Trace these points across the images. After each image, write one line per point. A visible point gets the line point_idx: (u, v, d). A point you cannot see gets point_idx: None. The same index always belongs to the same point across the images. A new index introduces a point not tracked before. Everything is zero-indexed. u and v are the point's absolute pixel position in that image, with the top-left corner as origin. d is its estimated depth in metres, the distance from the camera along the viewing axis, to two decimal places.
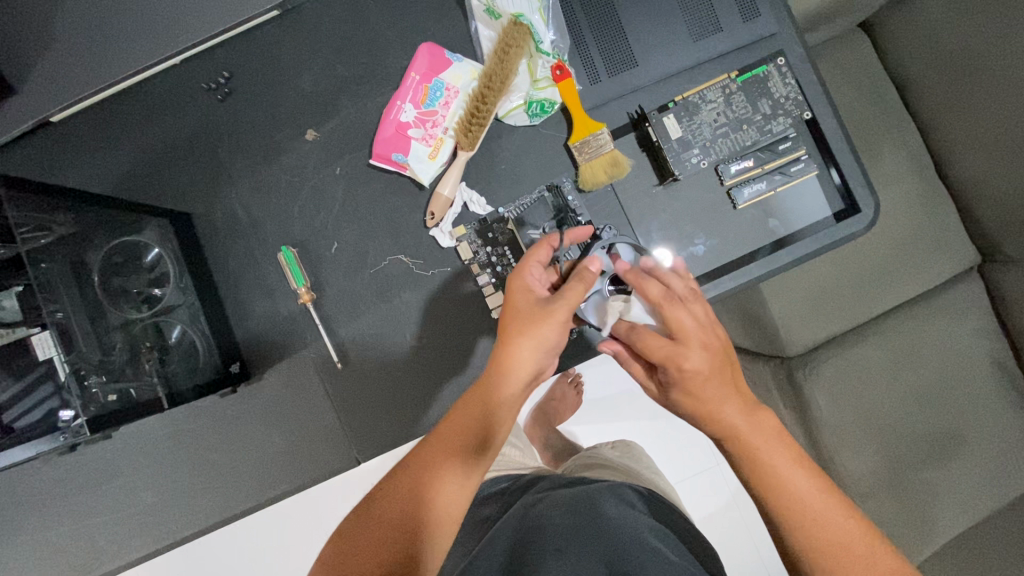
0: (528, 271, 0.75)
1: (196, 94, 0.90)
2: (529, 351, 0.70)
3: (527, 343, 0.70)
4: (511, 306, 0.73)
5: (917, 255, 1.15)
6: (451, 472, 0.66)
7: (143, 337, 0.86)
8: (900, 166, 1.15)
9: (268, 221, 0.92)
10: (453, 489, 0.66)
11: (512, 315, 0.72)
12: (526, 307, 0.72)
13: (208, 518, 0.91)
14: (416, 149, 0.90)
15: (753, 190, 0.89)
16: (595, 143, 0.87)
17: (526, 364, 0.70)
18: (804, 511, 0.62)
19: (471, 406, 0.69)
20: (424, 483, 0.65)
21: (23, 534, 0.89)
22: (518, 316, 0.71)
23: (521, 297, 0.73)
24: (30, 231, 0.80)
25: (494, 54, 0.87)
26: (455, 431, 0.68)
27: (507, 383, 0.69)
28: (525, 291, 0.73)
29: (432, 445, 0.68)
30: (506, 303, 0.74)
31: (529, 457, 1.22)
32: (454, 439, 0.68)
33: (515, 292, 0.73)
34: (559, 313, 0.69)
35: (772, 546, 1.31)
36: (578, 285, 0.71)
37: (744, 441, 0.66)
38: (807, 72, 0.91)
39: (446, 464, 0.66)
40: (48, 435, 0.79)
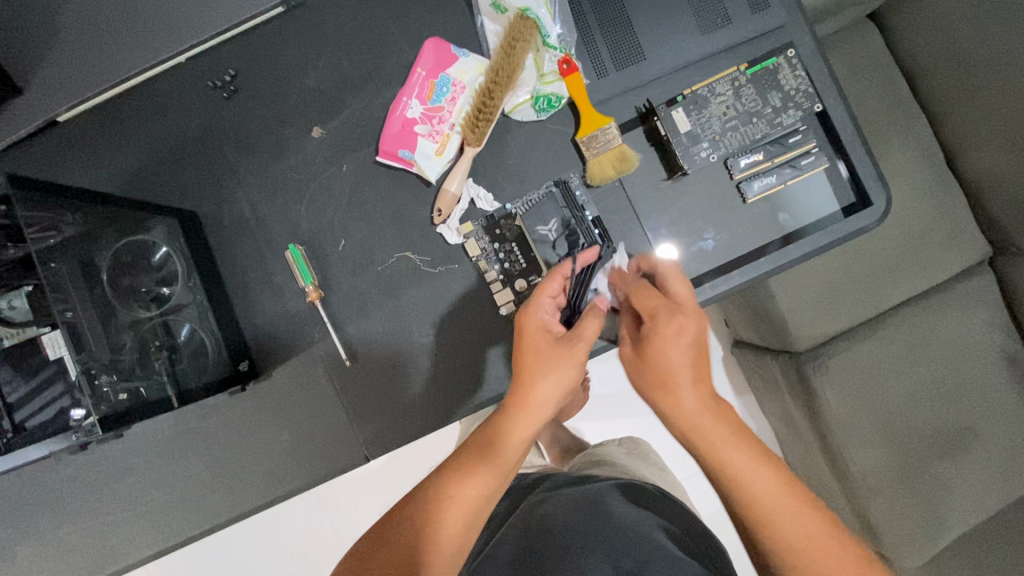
0: (544, 307, 0.77)
1: (201, 91, 0.90)
2: (548, 388, 0.72)
3: (547, 378, 0.72)
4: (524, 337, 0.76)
5: (928, 248, 1.14)
6: (478, 492, 0.67)
7: (152, 336, 0.86)
8: (911, 158, 1.14)
9: (275, 219, 0.91)
10: (464, 517, 0.66)
11: (530, 344, 0.75)
12: (545, 344, 0.74)
13: (218, 515, 0.91)
14: (422, 146, 0.89)
15: (763, 184, 0.88)
16: (602, 137, 0.86)
17: (546, 396, 0.72)
18: (760, 499, 0.64)
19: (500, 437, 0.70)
20: (443, 505, 0.66)
21: (38, 532, 0.90)
22: (537, 352, 0.74)
23: (538, 330, 0.75)
24: (40, 231, 0.76)
25: (501, 48, 0.87)
26: (471, 458, 0.69)
27: (530, 419, 0.71)
28: (543, 326, 0.76)
29: (453, 464, 0.70)
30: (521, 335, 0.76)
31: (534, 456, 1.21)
32: (465, 467, 0.68)
33: (533, 328, 0.75)
34: (578, 352, 0.72)
35: None
36: (593, 318, 0.75)
37: (704, 433, 0.67)
38: (818, 63, 0.89)
39: (469, 483, 0.67)
40: (61, 435, 0.78)
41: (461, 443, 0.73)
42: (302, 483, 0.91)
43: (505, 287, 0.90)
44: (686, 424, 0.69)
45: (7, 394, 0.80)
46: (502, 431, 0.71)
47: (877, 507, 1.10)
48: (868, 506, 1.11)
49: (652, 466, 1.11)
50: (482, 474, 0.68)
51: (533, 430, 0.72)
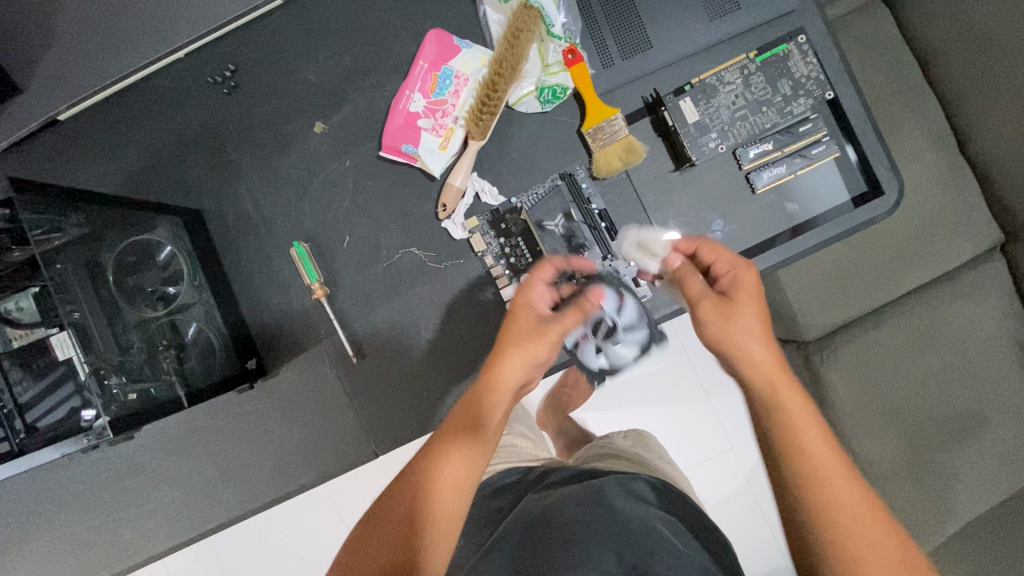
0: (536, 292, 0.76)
1: (202, 87, 0.89)
2: (516, 363, 0.70)
3: (516, 351, 0.71)
4: (512, 315, 0.75)
5: (938, 236, 1.12)
6: (455, 469, 0.66)
7: (160, 335, 0.85)
8: (922, 144, 1.12)
9: (279, 216, 0.91)
10: (450, 497, 0.65)
11: (512, 322, 0.74)
12: (525, 324, 0.73)
13: (230, 511, 0.93)
14: (426, 140, 0.88)
15: (772, 174, 0.87)
16: (609, 129, 0.85)
17: (514, 372, 0.71)
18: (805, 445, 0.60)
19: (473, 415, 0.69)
20: (432, 483, 0.65)
21: (53, 529, 0.91)
22: (514, 331, 0.73)
23: (520, 311, 0.75)
24: (44, 233, 0.75)
25: (503, 40, 0.84)
26: (452, 431, 0.69)
27: (502, 394, 0.71)
28: (530, 305, 0.75)
29: (432, 445, 0.68)
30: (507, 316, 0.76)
31: (540, 449, 1.14)
32: (450, 441, 0.68)
33: (518, 308, 0.75)
34: (554, 333, 0.72)
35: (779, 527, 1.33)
36: (575, 312, 0.75)
37: (799, 427, 0.61)
38: (829, 49, 0.87)
39: (450, 460, 0.66)
40: (73, 438, 0.80)
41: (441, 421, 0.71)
42: (313, 477, 0.92)
43: (512, 282, 0.89)
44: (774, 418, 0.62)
45: (18, 395, 0.81)
46: (475, 408, 0.70)
47: (885, 495, 1.10)
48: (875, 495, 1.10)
49: (657, 459, 1.09)
50: (459, 449, 0.67)
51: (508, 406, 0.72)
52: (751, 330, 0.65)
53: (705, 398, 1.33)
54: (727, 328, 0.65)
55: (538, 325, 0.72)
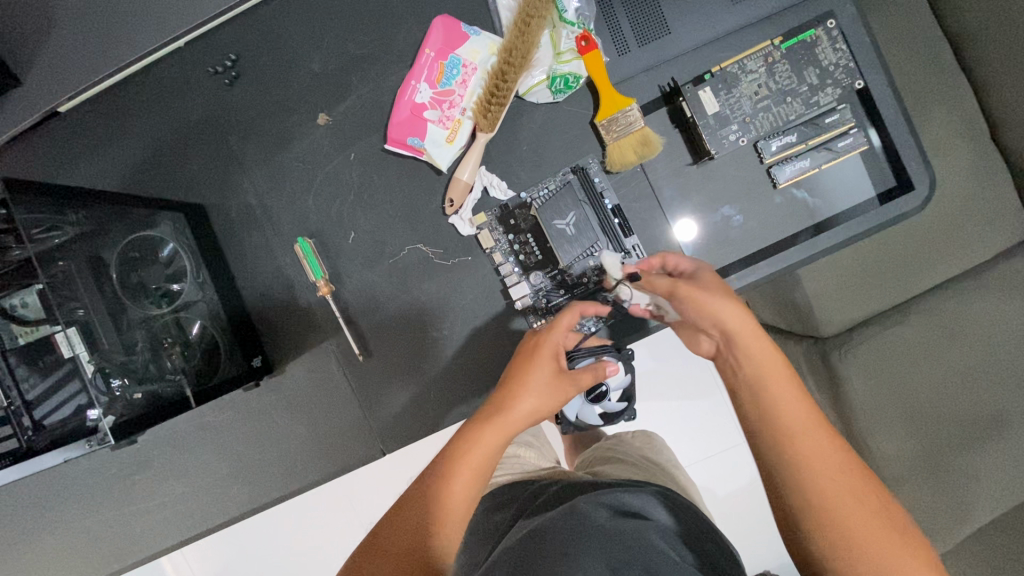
0: (560, 339, 0.76)
1: (202, 78, 0.87)
2: (531, 408, 0.71)
3: (529, 398, 0.71)
4: (533, 355, 0.74)
5: (967, 230, 1.07)
6: (463, 496, 0.64)
7: (164, 333, 0.83)
8: (953, 133, 1.06)
9: (283, 211, 0.89)
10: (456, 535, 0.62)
11: (532, 364, 0.74)
12: (547, 373, 0.73)
13: (238, 507, 0.93)
14: (432, 132, 0.85)
15: (795, 168, 0.82)
16: (623, 120, 0.81)
17: (526, 418, 0.71)
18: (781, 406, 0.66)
19: (475, 447, 0.67)
20: (445, 505, 0.63)
21: (65, 521, 0.92)
22: (537, 375, 0.72)
23: (546, 353, 0.74)
24: (43, 232, 0.77)
25: (513, 26, 0.80)
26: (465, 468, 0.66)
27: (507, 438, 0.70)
28: (554, 352, 0.74)
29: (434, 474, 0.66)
30: (526, 356, 0.75)
31: (546, 455, 1.09)
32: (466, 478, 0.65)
33: (546, 351, 0.74)
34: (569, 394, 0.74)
35: None
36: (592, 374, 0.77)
37: (774, 386, 0.67)
38: (860, 34, 0.82)
39: (456, 485, 0.65)
40: (77, 442, 0.79)
41: (444, 450, 0.68)
42: (320, 475, 0.92)
43: (521, 281, 0.86)
44: (752, 380, 0.69)
45: (24, 391, 0.77)
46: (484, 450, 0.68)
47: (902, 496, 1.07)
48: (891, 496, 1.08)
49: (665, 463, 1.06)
50: (471, 477, 0.65)
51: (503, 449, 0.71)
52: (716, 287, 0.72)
53: (716, 392, 1.30)
54: (710, 301, 0.70)
55: (561, 376, 0.73)
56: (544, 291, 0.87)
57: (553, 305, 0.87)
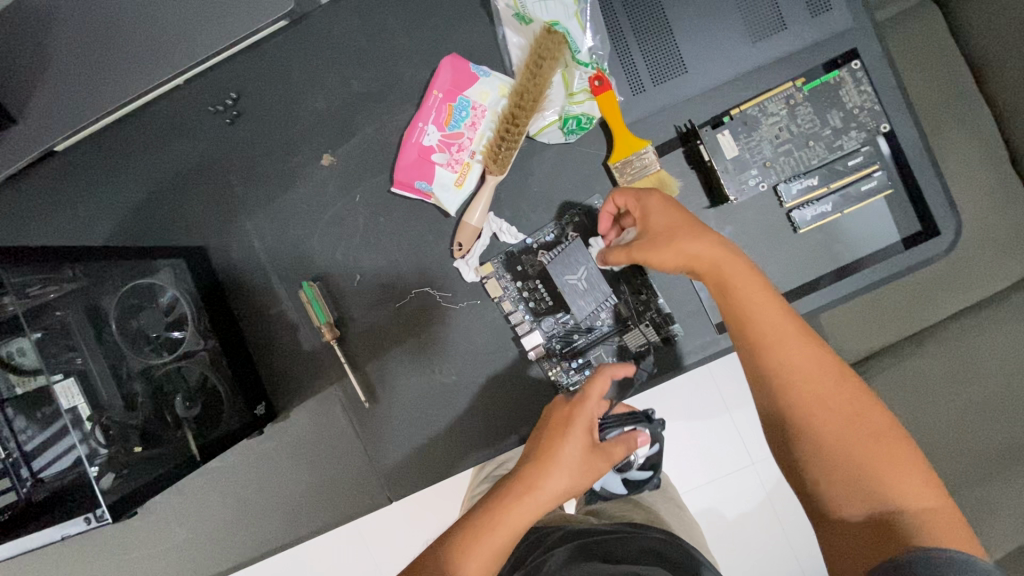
0: (592, 410, 0.66)
1: (203, 117, 0.85)
2: (565, 493, 0.61)
3: (562, 477, 0.61)
4: (564, 428, 0.65)
5: (993, 262, 1.04)
6: None
7: (165, 384, 0.77)
8: (976, 163, 1.03)
9: (287, 254, 0.86)
10: None
11: (562, 439, 0.64)
12: (582, 448, 0.64)
13: (242, 553, 0.91)
14: (440, 176, 0.82)
15: (817, 212, 0.79)
16: (638, 163, 0.79)
17: (557, 501, 0.61)
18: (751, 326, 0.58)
19: (499, 527, 0.57)
20: None
21: (69, 565, 0.91)
22: (570, 448, 0.63)
23: (580, 424, 0.65)
24: (40, 286, 0.67)
25: (525, 68, 0.77)
26: (485, 541, 0.56)
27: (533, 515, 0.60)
28: (588, 424, 0.65)
29: (448, 553, 0.56)
30: (558, 432, 0.65)
31: None
32: (488, 554, 0.55)
33: (579, 421, 0.65)
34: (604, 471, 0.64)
35: (804, 547, 1.24)
36: (622, 445, 0.68)
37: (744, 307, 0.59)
38: (885, 72, 0.78)
39: (470, 566, 0.55)
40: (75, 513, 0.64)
41: (462, 520, 0.59)
42: (324, 522, 0.89)
43: (533, 329, 0.84)
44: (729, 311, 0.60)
45: (22, 443, 0.63)
46: (503, 519, 0.58)
47: None
48: None
49: (668, 501, 0.98)
50: (493, 555, 0.56)
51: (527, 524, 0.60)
52: (671, 225, 0.64)
53: (725, 412, 1.24)
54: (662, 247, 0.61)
55: (595, 451, 0.64)
56: (556, 337, 0.84)
57: (566, 353, 0.84)
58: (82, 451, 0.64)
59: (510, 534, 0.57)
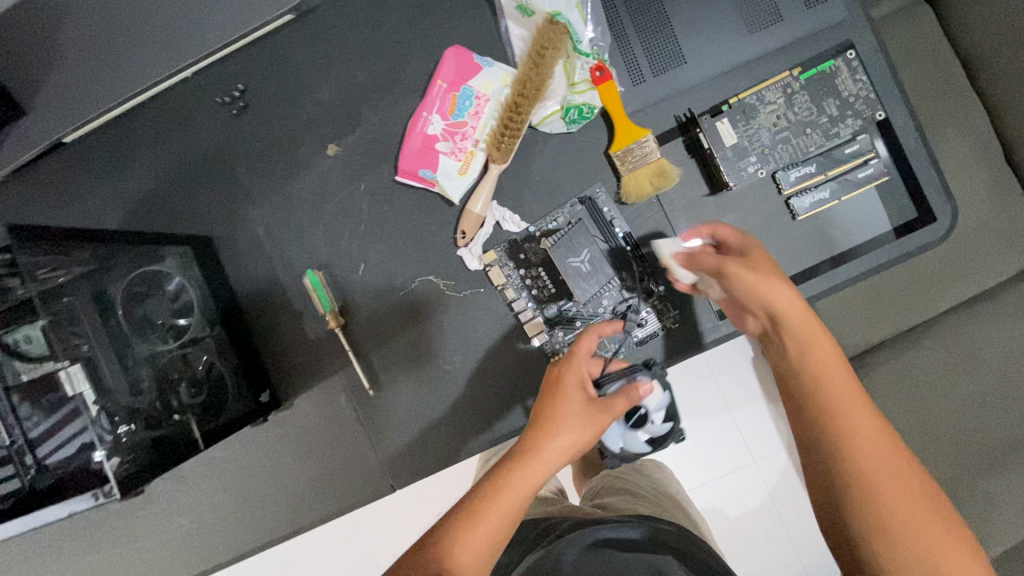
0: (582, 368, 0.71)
1: (210, 108, 0.85)
2: (567, 449, 0.64)
3: (563, 432, 0.65)
4: (558, 389, 0.69)
5: (989, 253, 1.05)
6: (488, 549, 0.55)
7: (171, 371, 0.79)
8: (970, 155, 1.05)
9: (292, 243, 0.87)
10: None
11: (557, 398, 0.68)
12: (578, 403, 0.67)
13: (246, 543, 0.91)
14: (444, 164, 0.84)
15: (814, 199, 0.81)
16: (639, 151, 0.80)
17: (561, 456, 0.64)
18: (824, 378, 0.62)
19: (509, 487, 0.59)
20: (460, 550, 0.54)
21: (71, 557, 0.91)
22: (566, 406, 0.67)
23: (573, 385, 0.69)
24: (48, 271, 0.70)
25: (528, 58, 0.79)
26: (492, 503, 0.58)
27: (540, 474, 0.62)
28: (579, 381, 0.69)
29: (456, 512, 0.58)
30: (555, 394, 0.68)
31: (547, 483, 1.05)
32: (497, 517, 0.57)
33: (570, 379, 0.69)
34: (604, 422, 0.67)
35: (808, 547, 1.23)
36: (625, 395, 0.69)
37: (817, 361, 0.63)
38: (879, 63, 0.80)
39: (481, 529, 0.56)
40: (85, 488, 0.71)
41: (473, 489, 0.60)
42: (328, 512, 0.90)
43: (536, 316, 0.85)
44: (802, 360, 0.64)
45: (28, 430, 0.67)
46: (507, 479, 0.60)
47: None
48: None
49: (672, 497, 0.99)
50: (505, 515, 0.57)
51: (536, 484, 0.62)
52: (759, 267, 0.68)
53: (728, 413, 1.24)
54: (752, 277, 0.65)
55: (589, 404, 0.67)
56: (558, 325, 0.85)
57: (567, 340, 0.85)
58: (92, 436, 0.69)
59: (516, 488, 0.60)
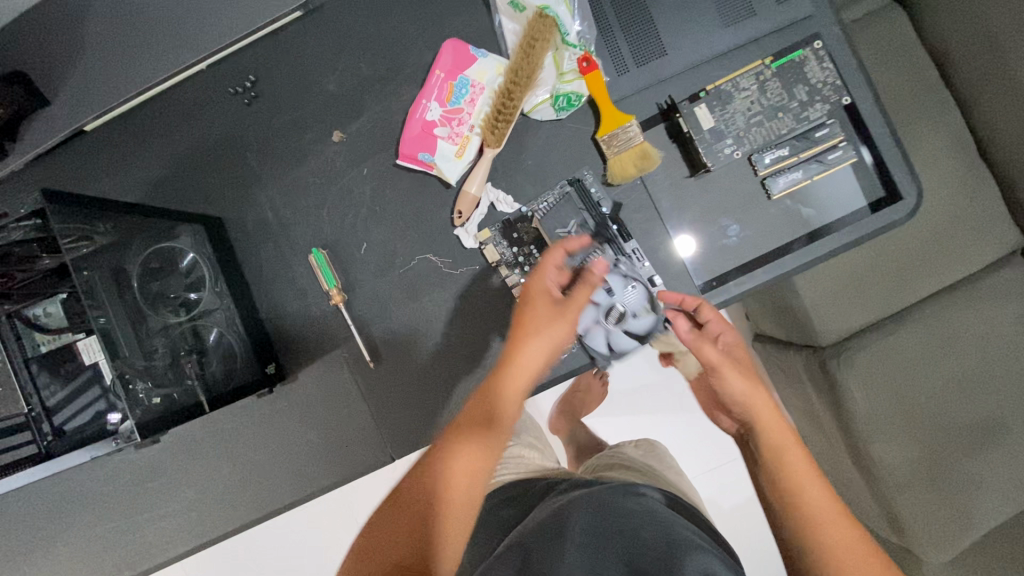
0: (547, 277, 0.80)
1: (223, 98, 0.91)
2: (539, 349, 0.76)
3: (533, 338, 0.76)
4: (527, 300, 0.79)
5: (959, 239, 1.11)
6: (476, 454, 0.70)
7: (182, 341, 0.84)
8: (941, 146, 1.10)
9: (298, 224, 0.93)
10: (460, 476, 0.68)
11: (528, 308, 0.78)
12: (543, 308, 0.78)
13: (250, 513, 0.95)
14: (442, 148, 0.89)
15: (789, 179, 0.86)
16: (623, 136, 0.85)
17: (536, 358, 0.76)
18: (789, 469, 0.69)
19: (492, 397, 0.74)
20: (450, 462, 0.69)
21: (79, 527, 0.94)
22: (534, 313, 0.77)
23: (541, 294, 0.79)
24: (74, 241, 0.73)
25: (519, 49, 0.85)
26: (474, 417, 0.72)
27: (518, 377, 0.75)
28: (545, 290, 0.79)
29: (449, 434, 0.72)
30: (521, 309, 0.79)
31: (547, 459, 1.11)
32: (478, 428, 0.72)
33: (534, 290, 0.79)
34: (571, 314, 0.77)
35: None
36: (586, 285, 0.79)
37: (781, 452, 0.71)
38: (845, 54, 0.86)
39: (467, 443, 0.70)
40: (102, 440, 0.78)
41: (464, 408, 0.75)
42: (329, 481, 0.93)
43: None
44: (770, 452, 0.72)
45: (46, 398, 0.79)
46: (492, 393, 0.74)
47: (903, 503, 1.08)
48: (892, 503, 1.08)
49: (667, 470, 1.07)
50: (489, 421, 0.72)
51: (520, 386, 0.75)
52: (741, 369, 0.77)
53: None
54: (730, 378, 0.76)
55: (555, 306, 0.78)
56: None
57: None
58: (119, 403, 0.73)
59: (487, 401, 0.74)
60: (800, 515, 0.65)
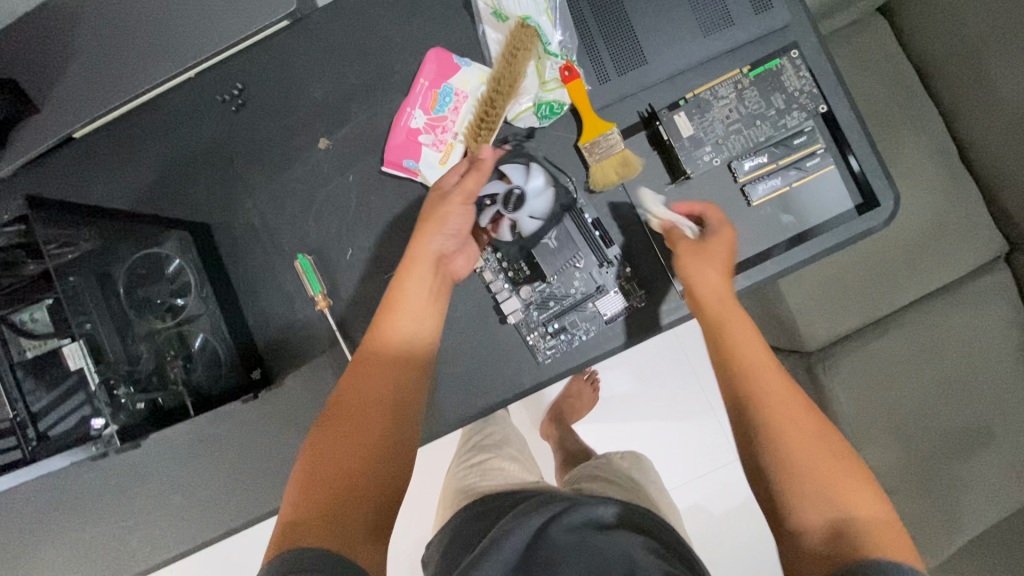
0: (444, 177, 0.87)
1: (211, 106, 0.93)
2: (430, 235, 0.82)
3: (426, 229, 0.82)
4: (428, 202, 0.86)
5: (941, 244, 1.12)
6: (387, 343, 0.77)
7: (167, 346, 0.86)
8: (922, 152, 1.12)
9: (285, 230, 0.94)
10: (374, 367, 0.74)
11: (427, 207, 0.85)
12: (434, 198, 0.85)
13: (234, 518, 0.94)
14: (426, 155, 0.91)
15: (768, 186, 0.87)
16: (604, 143, 0.87)
17: (431, 247, 0.82)
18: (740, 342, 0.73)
19: (398, 290, 0.81)
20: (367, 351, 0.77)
21: (64, 531, 0.94)
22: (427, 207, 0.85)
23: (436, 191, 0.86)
24: (58, 247, 0.76)
25: (502, 58, 0.88)
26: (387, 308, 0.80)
27: (415, 265, 0.81)
28: (441, 187, 0.86)
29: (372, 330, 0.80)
30: (426, 214, 0.84)
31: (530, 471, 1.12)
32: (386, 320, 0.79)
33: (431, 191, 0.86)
34: (453, 197, 0.83)
35: None
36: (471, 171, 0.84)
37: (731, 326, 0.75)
38: (822, 63, 0.88)
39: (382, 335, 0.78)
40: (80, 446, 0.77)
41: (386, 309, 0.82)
42: None
43: (511, 296, 0.90)
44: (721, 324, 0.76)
45: (30, 403, 0.78)
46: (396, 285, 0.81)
47: (891, 508, 1.07)
48: None
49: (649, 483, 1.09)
50: (397, 311, 0.79)
51: (421, 274, 0.81)
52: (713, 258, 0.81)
53: (710, 411, 1.31)
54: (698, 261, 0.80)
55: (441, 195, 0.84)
56: (533, 304, 0.90)
57: (542, 319, 0.90)
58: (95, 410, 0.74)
59: (410, 305, 0.79)
60: (744, 374, 0.70)
